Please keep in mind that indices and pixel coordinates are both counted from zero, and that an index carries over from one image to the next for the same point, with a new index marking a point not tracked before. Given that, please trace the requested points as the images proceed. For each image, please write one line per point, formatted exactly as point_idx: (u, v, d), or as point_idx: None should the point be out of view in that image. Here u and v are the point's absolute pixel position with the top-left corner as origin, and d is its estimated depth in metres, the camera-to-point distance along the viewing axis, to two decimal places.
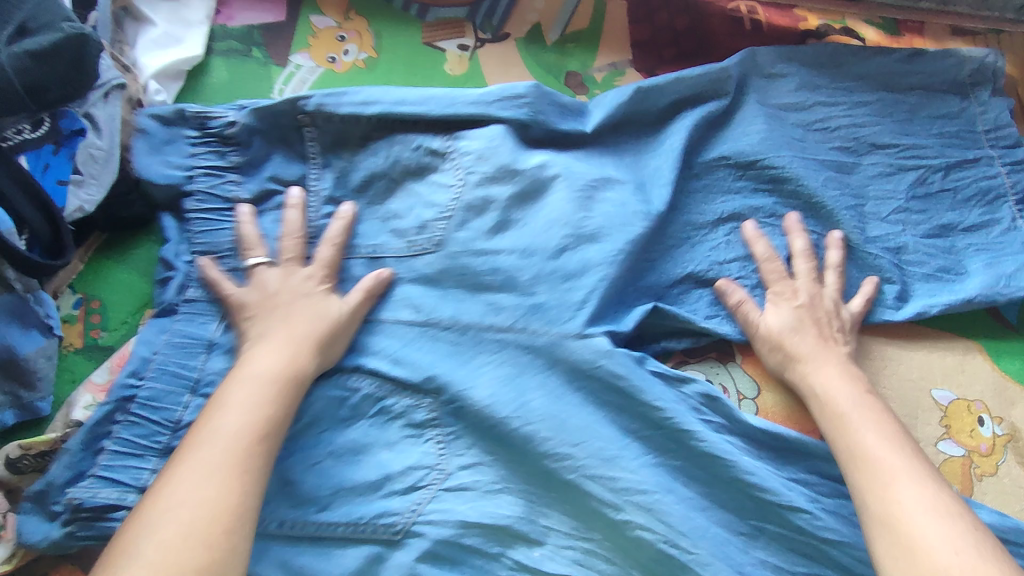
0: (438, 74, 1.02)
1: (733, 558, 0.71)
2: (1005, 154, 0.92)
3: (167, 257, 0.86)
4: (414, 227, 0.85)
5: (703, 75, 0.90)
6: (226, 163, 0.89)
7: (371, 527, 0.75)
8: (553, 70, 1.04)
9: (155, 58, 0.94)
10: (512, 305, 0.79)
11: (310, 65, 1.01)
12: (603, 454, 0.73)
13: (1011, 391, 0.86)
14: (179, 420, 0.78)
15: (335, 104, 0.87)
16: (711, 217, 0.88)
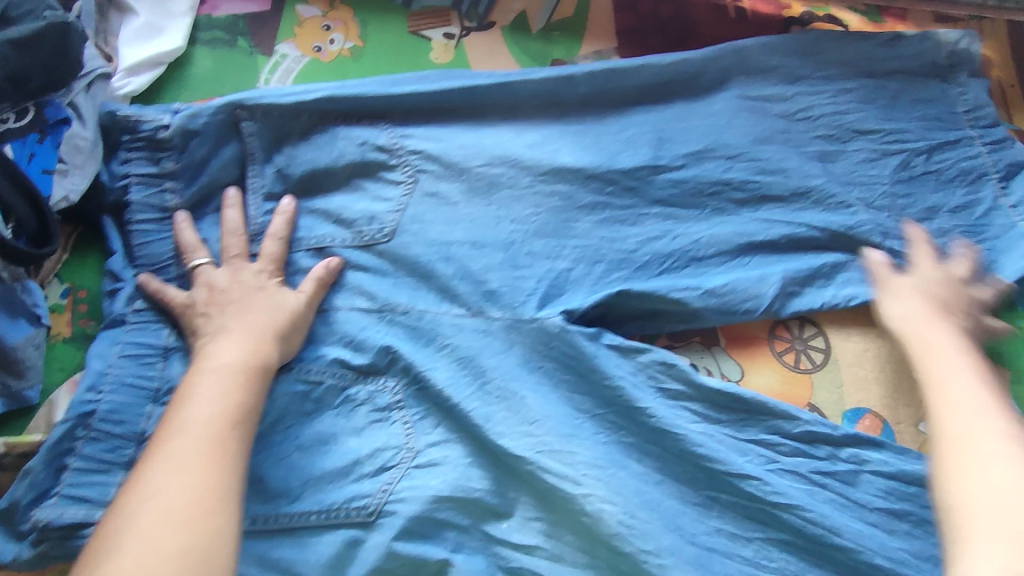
0: (424, 62, 1.02)
1: (684, 529, 0.71)
2: (984, 134, 0.92)
3: (112, 269, 0.82)
4: (362, 218, 0.81)
5: (671, 64, 0.91)
6: (160, 170, 0.84)
7: (342, 512, 0.71)
8: (539, 57, 1.04)
9: (134, 50, 0.93)
10: (466, 292, 0.78)
11: (295, 54, 1.00)
12: (558, 432, 0.73)
13: None
14: (145, 433, 0.74)
15: (263, 96, 0.84)
16: (695, 213, 0.85)
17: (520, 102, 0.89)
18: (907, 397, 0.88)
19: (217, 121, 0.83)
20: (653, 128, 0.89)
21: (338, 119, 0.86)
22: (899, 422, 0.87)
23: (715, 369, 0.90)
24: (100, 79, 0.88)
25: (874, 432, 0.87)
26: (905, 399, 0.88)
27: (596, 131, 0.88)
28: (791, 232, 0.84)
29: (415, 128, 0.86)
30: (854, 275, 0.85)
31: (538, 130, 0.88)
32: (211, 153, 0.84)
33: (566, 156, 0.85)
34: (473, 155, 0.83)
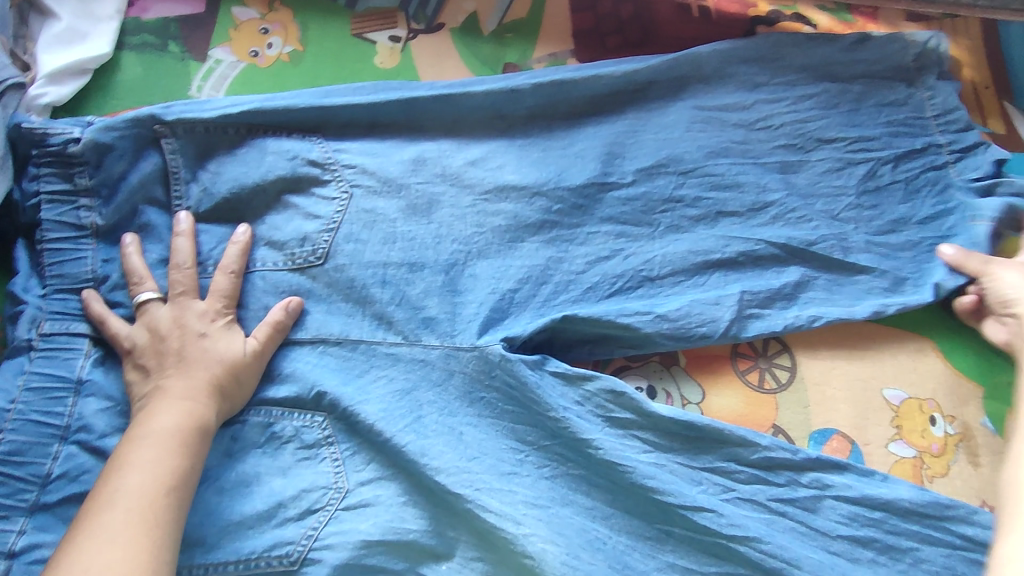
0: (368, 68, 0.97)
1: (633, 568, 0.72)
2: (954, 139, 0.90)
3: (14, 291, 0.77)
4: (295, 239, 0.80)
5: (620, 75, 0.89)
6: (74, 187, 0.78)
7: (263, 562, 0.70)
8: (491, 62, 0.99)
9: (56, 56, 0.87)
10: (403, 319, 0.79)
11: (230, 60, 0.95)
12: (497, 470, 0.75)
13: (963, 388, 0.87)
14: (49, 474, 0.70)
15: (197, 112, 0.82)
16: (648, 230, 0.84)
17: (463, 115, 0.88)
18: (873, 417, 0.86)
19: (136, 135, 0.80)
20: (607, 141, 0.88)
21: (266, 132, 0.84)
22: (869, 443, 0.84)
23: (675, 392, 0.86)
24: (14, 89, 0.82)
25: (843, 454, 0.84)
26: (874, 419, 0.86)
27: (545, 146, 0.88)
28: (729, 249, 0.83)
29: (350, 144, 0.85)
30: (814, 297, 0.83)
31: (480, 146, 0.87)
32: (131, 168, 0.80)
33: (510, 175, 0.84)
34: (426, 177, 0.83)
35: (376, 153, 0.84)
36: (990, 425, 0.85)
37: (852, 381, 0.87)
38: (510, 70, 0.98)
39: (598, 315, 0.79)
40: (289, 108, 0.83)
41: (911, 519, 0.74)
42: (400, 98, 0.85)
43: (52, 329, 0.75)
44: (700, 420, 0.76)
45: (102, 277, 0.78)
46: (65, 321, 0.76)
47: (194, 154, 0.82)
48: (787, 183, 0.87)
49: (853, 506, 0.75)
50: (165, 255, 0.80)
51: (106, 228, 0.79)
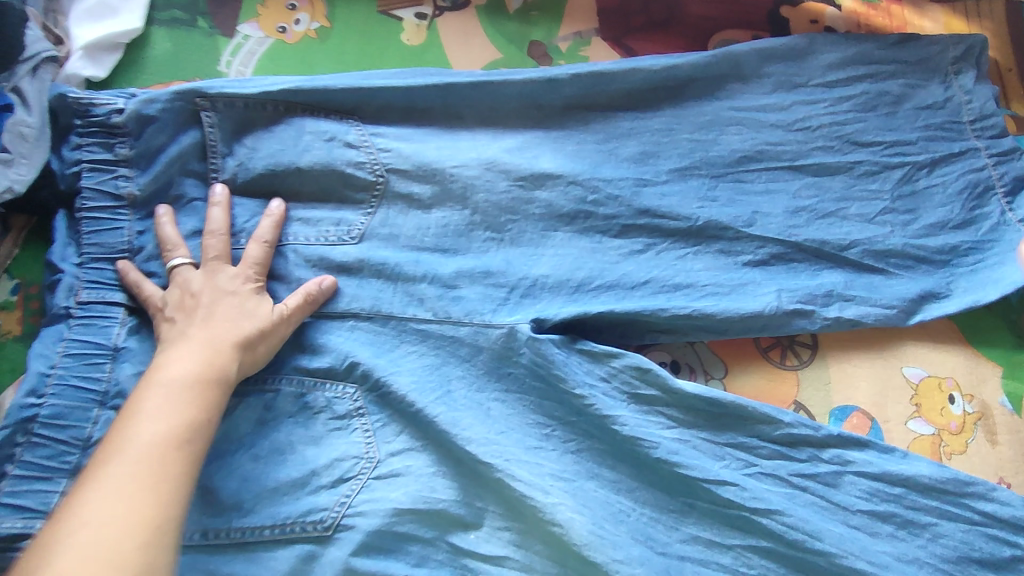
0: (396, 45, 0.98)
1: (655, 540, 0.73)
2: (991, 145, 0.88)
3: (51, 260, 0.77)
4: (331, 220, 0.82)
5: (664, 68, 0.88)
6: (114, 157, 0.79)
7: (297, 527, 0.72)
8: (516, 39, 0.99)
9: (88, 30, 0.88)
10: (433, 297, 0.80)
11: (259, 35, 0.96)
12: (524, 444, 0.76)
13: (981, 368, 0.87)
14: (89, 438, 0.71)
15: (239, 88, 0.82)
16: (684, 224, 0.84)
17: (500, 103, 0.88)
18: (893, 395, 0.86)
19: (177, 108, 0.81)
20: (641, 139, 0.88)
21: (302, 110, 0.84)
22: (888, 421, 0.85)
23: (697, 366, 0.87)
24: (48, 63, 0.83)
25: (863, 430, 0.85)
26: (893, 397, 0.86)
27: (580, 137, 0.88)
28: (756, 235, 0.84)
29: (386, 129, 0.85)
30: (854, 295, 0.82)
31: (516, 137, 0.87)
32: (170, 141, 0.81)
33: (545, 164, 0.84)
34: (461, 160, 0.83)
35: (412, 138, 0.85)
36: (1008, 405, 0.86)
37: (874, 362, 0.88)
38: (535, 49, 0.99)
39: (631, 311, 0.80)
40: (329, 90, 0.84)
41: (931, 496, 0.74)
42: (437, 83, 0.86)
43: (88, 298, 0.76)
44: (725, 398, 0.77)
45: (138, 247, 0.79)
46: (101, 290, 0.77)
47: (232, 129, 0.83)
48: (820, 188, 0.86)
49: (874, 482, 0.75)
50: (199, 227, 0.81)
51: (143, 199, 0.80)
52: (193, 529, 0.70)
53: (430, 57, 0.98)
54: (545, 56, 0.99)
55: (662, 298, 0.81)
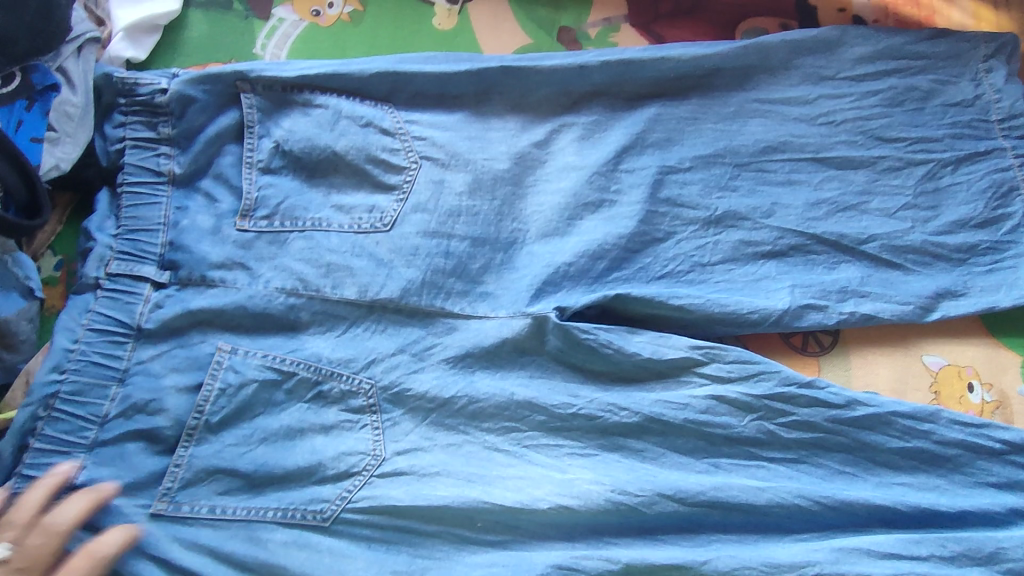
0: (426, 28, 0.99)
1: (683, 492, 0.72)
2: (1018, 145, 0.87)
3: (89, 228, 0.79)
4: (364, 207, 0.82)
5: (688, 60, 0.89)
6: (155, 135, 0.82)
7: (299, 513, 0.72)
8: (545, 24, 1.01)
9: (128, 11, 0.90)
10: (460, 291, 0.81)
11: (293, 18, 0.98)
12: (547, 426, 0.76)
13: (1003, 357, 0.86)
14: (107, 414, 0.74)
15: (277, 71, 0.85)
16: (704, 214, 0.86)
17: (531, 91, 0.90)
18: (911, 383, 0.86)
19: (218, 91, 0.83)
20: (666, 126, 0.89)
21: (337, 93, 0.86)
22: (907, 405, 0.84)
23: None
24: (91, 44, 0.86)
25: None
26: (913, 384, 0.86)
27: (607, 126, 0.89)
28: (774, 226, 0.85)
29: (420, 115, 0.87)
30: (870, 291, 0.83)
31: (543, 126, 0.89)
32: (210, 122, 0.84)
33: (570, 156, 0.87)
34: (492, 153, 0.86)
35: (446, 126, 0.87)
36: None
37: (893, 350, 0.87)
38: (565, 35, 1.00)
39: (652, 295, 0.81)
40: (364, 71, 0.86)
41: (963, 483, 0.72)
42: (470, 69, 0.88)
43: (118, 270, 0.77)
44: (758, 377, 0.75)
45: (173, 223, 0.80)
46: (131, 263, 0.78)
47: (271, 110, 0.85)
48: (843, 181, 0.87)
49: (908, 461, 0.73)
50: (234, 206, 0.82)
51: (183, 176, 0.82)
52: (204, 504, 0.72)
53: (459, 41, 0.99)
54: (573, 41, 1.00)
55: (685, 286, 0.83)
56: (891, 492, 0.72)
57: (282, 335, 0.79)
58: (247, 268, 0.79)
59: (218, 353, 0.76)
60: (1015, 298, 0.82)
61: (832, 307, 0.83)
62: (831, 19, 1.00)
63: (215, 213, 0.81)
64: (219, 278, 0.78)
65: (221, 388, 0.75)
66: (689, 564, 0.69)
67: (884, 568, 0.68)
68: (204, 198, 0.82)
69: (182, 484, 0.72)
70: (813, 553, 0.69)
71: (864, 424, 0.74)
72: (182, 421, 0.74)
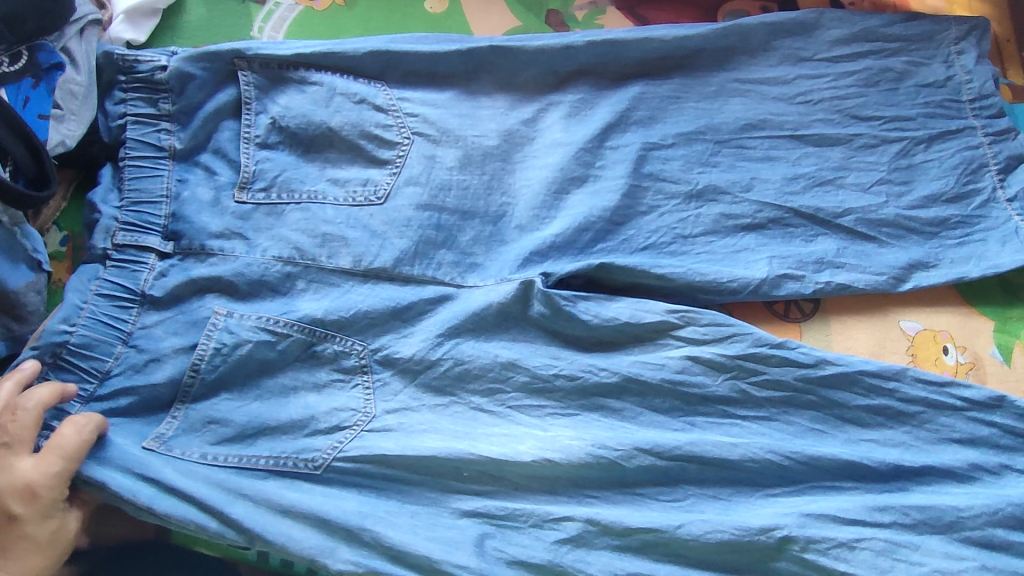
0: (418, 12, 1.03)
1: (662, 446, 0.75)
2: (988, 124, 0.90)
3: (94, 201, 0.82)
4: (358, 180, 0.86)
5: (672, 40, 0.92)
6: (157, 111, 0.85)
7: (291, 461, 0.76)
8: (534, 7, 1.04)
9: None
10: (451, 262, 0.84)
11: (288, 3, 1.01)
12: (529, 387, 0.80)
13: (976, 322, 0.89)
14: (109, 370, 0.77)
15: (273, 50, 0.88)
16: (685, 188, 0.89)
17: (519, 70, 0.93)
18: (889, 346, 0.89)
19: (216, 68, 0.87)
20: (649, 105, 0.92)
21: (331, 71, 0.89)
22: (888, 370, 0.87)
23: None
24: (93, 26, 0.89)
25: None
26: (890, 347, 0.89)
27: (592, 104, 0.92)
28: (753, 199, 0.88)
29: (412, 93, 0.91)
30: (845, 262, 0.86)
31: (531, 105, 0.93)
32: (208, 98, 0.87)
33: (557, 133, 0.91)
34: (481, 131, 0.90)
35: (436, 102, 0.91)
36: (999, 356, 0.88)
37: (872, 316, 0.90)
38: (553, 19, 1.03)
39: (635, 264, 0.84)
40: (359, 51, 0.89)
41: (930, 441, 0.76)
42: (460, 49, 0.91)
43: (124, 241, 0.80)
44: (736, 335, 0.79)
45: (175, 195, 0.83)
46: (135, 233, 0.81)
47: (267, 87, 0.88)
48: (820, 157, 0.90)
49: (876, 417, 0.77)
50: (233, 177, 0.86)
51: (183, 151, 0.85)
52: (196, 451, 0.76)
53: (450, 24, 1.02)
54: (560, 24, 1.03)
55: (665, 255, 0.87)
56: (854, 446, 0.76)
57: (277, 300, 0.81)
58: (244, 237, 0.82)
59: (214, 316, 0.79)
60: (984, 269, 0.85)
61: (807, 275, 0.85)
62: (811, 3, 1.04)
63: (215, 185, 0.85)
64: (217, 248, 0.81)
65: (216, 347, 0.78)
66: (663, 528, 0.72)
67: (848, 533, 0.71)
68: (203, 171, 0.86)
69: (175, 432, 0.76)
70: (781, 517, 0.72)
71: (835, 383, 0.77)
72: (177, 379, 0.77)
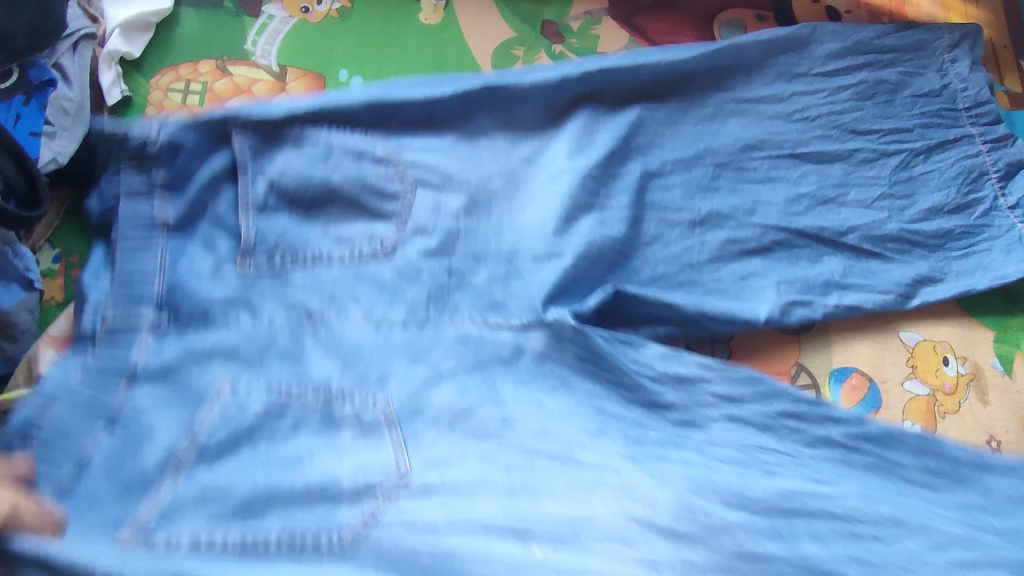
0: (413, 24, 1.02)
1: (748, 498, 0.70)
2: (985, 131, 0.90)
3: (84, 284, 0.80)
4: (364, 236, 0.85)
5: (665, 65, 0.90)
6: (149, 183, 0.83)
7: (314, 538, 0.68)
8: (530, 19, 1.03)
9: (121, 9, 0.94)
10: (471, 305, 0.83)
11: (283, 15, 1.00)
12: (587, 431, 0.76)
13: (975, 332, 0.90)
14: (91, 453, 0.72)
15: (271, 159, 0.86)
16: (687, 216, 0.88)
17: (518, 108, 0.90)
18: (889, 358, 0.88)
19: (206, 134, 0.84)
20: (648, 131, 0.91)
21: (328, 124, 0.86)
22: (885, 381, 0.88)
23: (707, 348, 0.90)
24: (85, 40, 0.90)
25: (861, 392, 0.87)
26: (891, 360, 0.88)
27: (593, 130, 0.89)
28: (757, 222, 0.88)
29: (412, 143, 0.89)
30: (852, 282, 0.86)
31: (531, 142, 0.90)
32: (202, 166, 0.85)
33: (561, 162, 0.88)
34: (484, 173, 0.88)
35: (435, 147, 0.89)
36: (999, 367, 0.88)
37: (873, 332, 0.89)
38: (549, 29, 1.03)
39: (648, 294, 0.83)
40: (353, 101, 0.86)
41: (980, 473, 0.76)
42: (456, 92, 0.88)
43: (115, 321, 0.78)
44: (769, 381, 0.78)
45: (170, 266, 0.82)
46: (129, 310, 0.78)
47: (262, 148, 0.86)
48: (820, 175, 0.90)
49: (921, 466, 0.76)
50: (232, 250, 0.84)
51: (177, 221, 0.84)
52: (188, 532, 0.68)
53: (446, 36, 1.02)
54: (557, 34, 1.03)
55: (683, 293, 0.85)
56: (913, 498, 0.74)
57: (287, 362, 0.80)
58: (249, 306, 0.82)
59: (218, 388, 0.76)
60: (990, 279, 0.86)
61: (818, 301, 0.85)
62: (808, 11, 1.04)
63: (214, 258, 0.84)
64: (222, 317, 0.81)
65: (220, 416, 0.75)
66: None
67: None
68: (201, 243, 0.84)
69: (159, 518, 0.68)
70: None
71: (878, 439, 0.77)
72: (172, 448, 0.72)
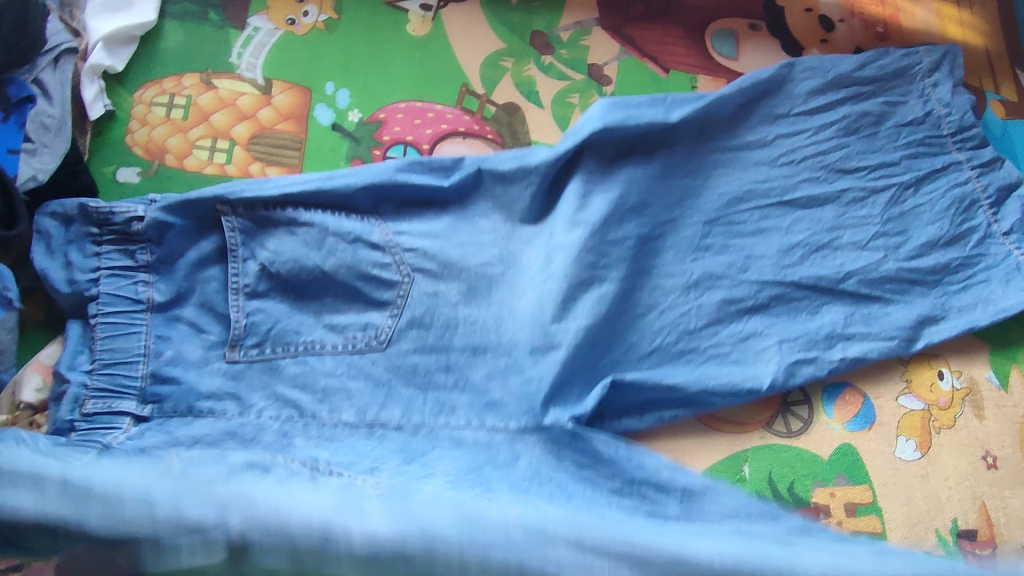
0: (398, 36, 1.01)
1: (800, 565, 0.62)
2: (972, 156, 0.89)
3: (60, 368, 0.76)
4: (357, 324, 0.81)
5: (647, 123, 0.85)
6: (132, 262, 0.79)
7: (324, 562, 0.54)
8: (518, 31, 1.02)
9: (106, 23, 0.92)
10: (467, 405, 0.80)
11: (268, 27, 0.99)
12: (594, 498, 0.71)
13: (971, 346, 0.89)
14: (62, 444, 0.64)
15: (263, 240, 0.81)
16: (680, 280, 0.85)
17: (512, 186, 0.86)
18: (884, 373, 0.87)
19: (198, 217, 0.80)
20: (640, 189, 0.84)
21: (322, 208, 0.82)
22: (880, 397, 0.87)
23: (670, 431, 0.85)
24: (67, 54, 0.89)
25: (855, 407, 0.86)
26: (886, 376, 0.87)
27: (585, 194, 0.83)
28: (751, 280, 0.85)
29: (408, 226, 0.85)
30: (855, 331, 0.84)
31: (535, 229, 0.86)
32: (189, 246, 0.81)
33: (558, 237, 0.83)
34: (484, 258, 0.85)
35: (431, 229, 0.85)
36: (995, 380, 0.87)
37: (878, 370, 0.88)
38: (538, 40, 1.02)
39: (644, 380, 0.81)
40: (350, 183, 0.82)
41: None
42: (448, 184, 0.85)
43: (93, 410, 0.74)
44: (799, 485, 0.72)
45: (155, 353, 0.78)
46: (108, 399, 0.75)
47: (253, 231, 0.81)
48: (811, 221, 0.87)
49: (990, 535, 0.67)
50: (223, 335, 0.80)
51: (161, 302, 0.80)
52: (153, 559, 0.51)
53: (433, 47, 1.01)
54: (546, 45, 1.01)
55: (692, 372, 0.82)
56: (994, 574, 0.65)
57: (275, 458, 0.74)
58: (238, 398, 0.77)
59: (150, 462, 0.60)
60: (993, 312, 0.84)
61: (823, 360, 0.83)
62: (800, 18, 1.04)
63: (203, 344, 0.80)
64: (207, 409, 0.76)
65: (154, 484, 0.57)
66: None
67: None
68: (188, 326, 0.80)
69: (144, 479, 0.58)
70: None
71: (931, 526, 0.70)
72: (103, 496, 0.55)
